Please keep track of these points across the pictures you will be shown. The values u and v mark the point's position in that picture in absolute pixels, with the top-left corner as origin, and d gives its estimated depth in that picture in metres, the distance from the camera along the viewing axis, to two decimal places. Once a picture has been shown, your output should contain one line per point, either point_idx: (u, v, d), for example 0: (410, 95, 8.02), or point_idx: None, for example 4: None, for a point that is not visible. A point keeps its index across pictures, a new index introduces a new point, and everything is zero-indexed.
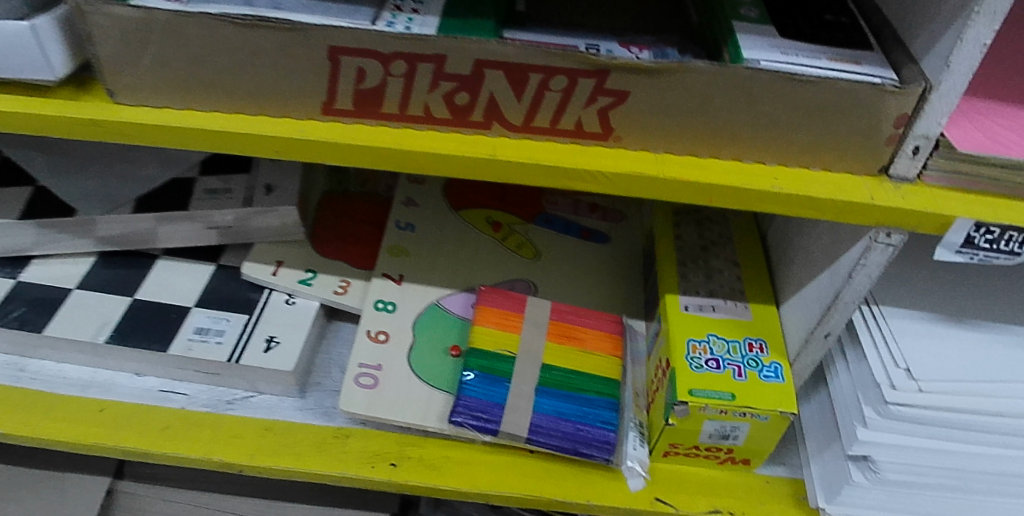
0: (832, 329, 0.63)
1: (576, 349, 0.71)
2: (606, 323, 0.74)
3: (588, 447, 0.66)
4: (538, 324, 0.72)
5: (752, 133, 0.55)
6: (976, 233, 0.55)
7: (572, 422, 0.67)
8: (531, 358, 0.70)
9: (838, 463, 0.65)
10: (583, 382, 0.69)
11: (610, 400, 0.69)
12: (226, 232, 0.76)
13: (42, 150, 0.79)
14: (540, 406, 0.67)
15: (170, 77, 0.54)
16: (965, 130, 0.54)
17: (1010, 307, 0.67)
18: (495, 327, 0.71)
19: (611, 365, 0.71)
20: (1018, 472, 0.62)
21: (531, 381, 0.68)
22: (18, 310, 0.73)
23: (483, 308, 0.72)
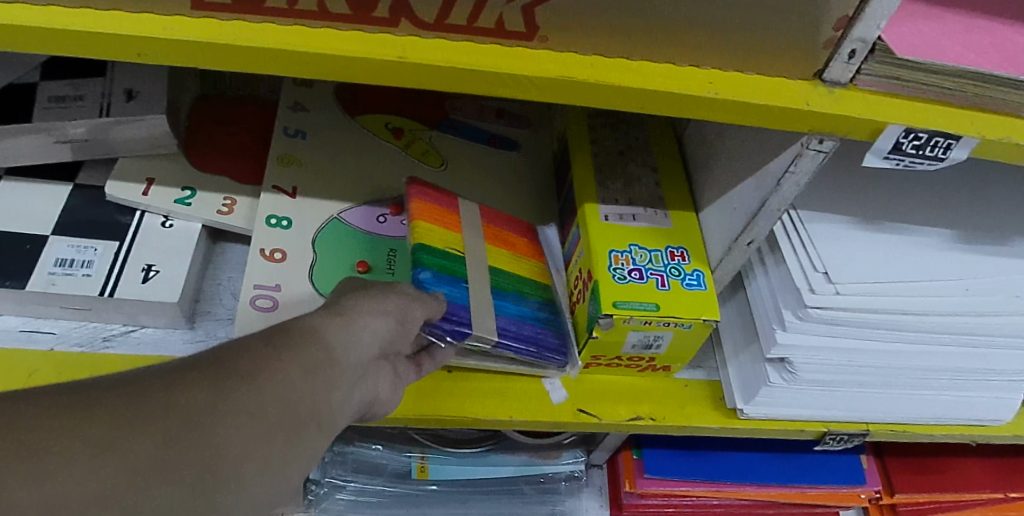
0: (756, 236, 0.61)
1: (512, 254, 0.68)
2: (524, 231, 0.71)
3: (550, 352, 0.64)
4: (475, 226, 0.67)
5: (692, 33, 0.49)
6: (903, 139, 0.54)
7: (532, 325, 0.64)
8: (479, 259, 0.65)
9: (755, 364, 0.67)
10: (527, 285, 0.66)
11: (551, 304, 0.67)
12: (85, 147, 0.65)
13: None
14: (500, 310, 0.63)
15: None
16: (903, 35, 0.52)
17: (916, 207, 0.69)
18: (437, 225, 0.65)
19: (540, 269, 0.69)
20: (913, 363, 0.66)
21: (485, 283, 0.63)
22: None
23: (423, 204, 0.65)
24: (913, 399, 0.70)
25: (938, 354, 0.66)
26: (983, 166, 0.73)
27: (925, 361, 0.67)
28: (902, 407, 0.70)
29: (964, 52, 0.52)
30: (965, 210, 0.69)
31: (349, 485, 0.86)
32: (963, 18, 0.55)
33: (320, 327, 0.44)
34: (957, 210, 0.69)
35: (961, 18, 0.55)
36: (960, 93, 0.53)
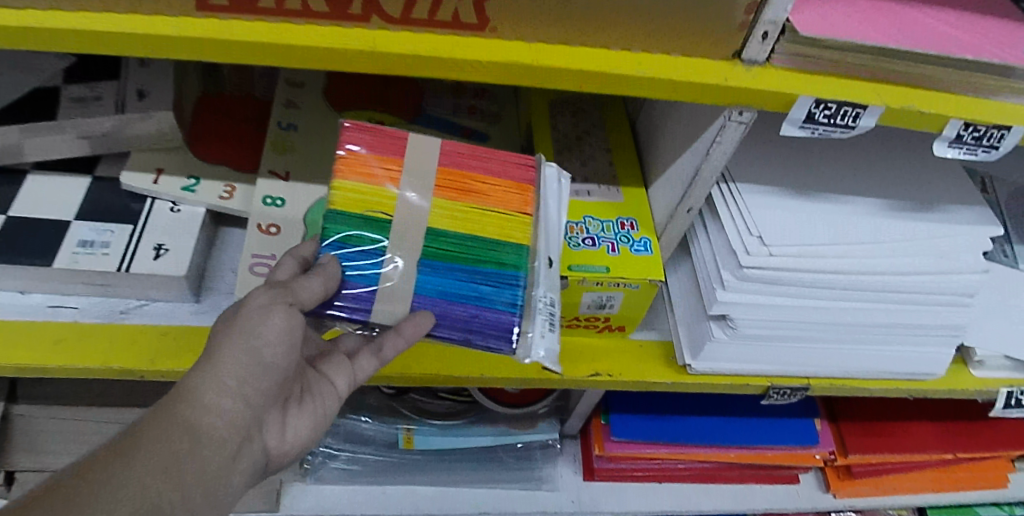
0: (694, 204, 0.69)
1: (473, 206, 0.60)
2: (515, 169, 0.61)
3: (494, 339, 0.57)
4: (425, 175, 0.59)
5: (621, 20, 0.57)
6: (815, 109, 0.61)
7: (466, 306, 0.57)
8: (416, 220, 0.58)
9: (701, 324, 0.75)
10: (480, 246, 0.59)
11: (514, 277, 0.58)
12: (101, 142, 0.73)
13: None
14: (423, 289, 0.58)
15: None
16: (809, 16, 0.57)
17: (852, 180, 0.75)
18: (357, 180, 0.58)
19: (510, 222, 0.60)
20: (849, 320, 0.73)
21: (413, 255, 0.58)
22: None
23: (349, 153, 0.59)
24: (850, 354, 0.77)
25: (874, 312, 0.73)
26: (912, 138, 0.80)
27: (860, 318, 0.73)
28: (840, 361, 0.77)
29: (871, 30, 0.58)
30: (899, 182, 0.75)
31: (341, 454, 0.94)
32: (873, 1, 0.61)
33: (181, 405, 0.48)
34: (892, 181, 0.75)
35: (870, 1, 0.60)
36: (866, 68, 0.61)
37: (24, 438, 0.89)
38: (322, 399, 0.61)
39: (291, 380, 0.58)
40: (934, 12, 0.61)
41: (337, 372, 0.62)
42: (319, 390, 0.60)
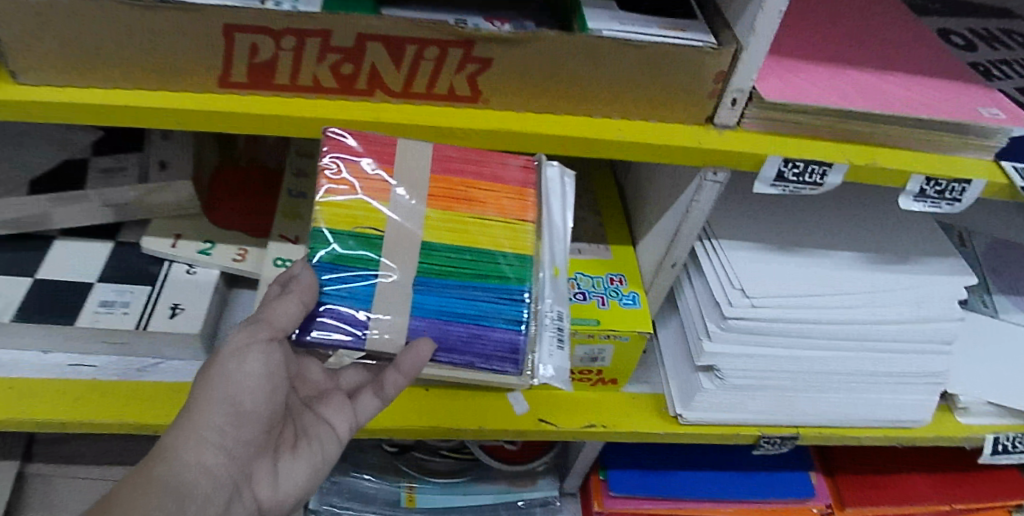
0: (677, 258, 0.73)
1: (470, 215, 0.64)
2: (513, 173, 0.66)
3: (498, 362, 0.61)
4: (416, 189, 0.63)
5: (603, 91, 0.63)
6: (785, 168, 0.66)
7: (466, 326, 0.61)
8: (408, 234, 0.62)
9: (691, 375, 0.78)
10: (480, 257, 0.63)
11: (519, 291, 0.63)
12: (122, 210, 0.77)
13: None
14: (422, 308, 0.61)
15: (71, 59, 0.57)
16: (772, 83, 0.63)
17: (831, 235, 0.79)
18: (346, 194, 0.62)
19: (507, 231, 0.64)
20: (830, 368, 0.77)
21: (406, 271, 0.61)
22: None
23: (337, 168, 0.61)
24: (837, 403, 0.80)
25: (855, 360, 0.77)
26: (884, 193, 0.85)
27: (843, 367, 0.76)
28: (827, 409, 0.80)
29: (831, 95, 0.63)
30: (877, 235, 0.79)
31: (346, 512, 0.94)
32: (831, 69, 0.66)
33: (161, 463, 0.53)
34: (870, 235, 0.79)
35: (829, 69, 0.66)
36: (829, 129, 0.66)
37: (36, 498, 0.93)
38: (317, 441, 0.64)
39: (281, 426, 0.62)
40: (891, 77, 0.66)
41: (334, 414, 0.65)
42: (313, 436, 0.64)
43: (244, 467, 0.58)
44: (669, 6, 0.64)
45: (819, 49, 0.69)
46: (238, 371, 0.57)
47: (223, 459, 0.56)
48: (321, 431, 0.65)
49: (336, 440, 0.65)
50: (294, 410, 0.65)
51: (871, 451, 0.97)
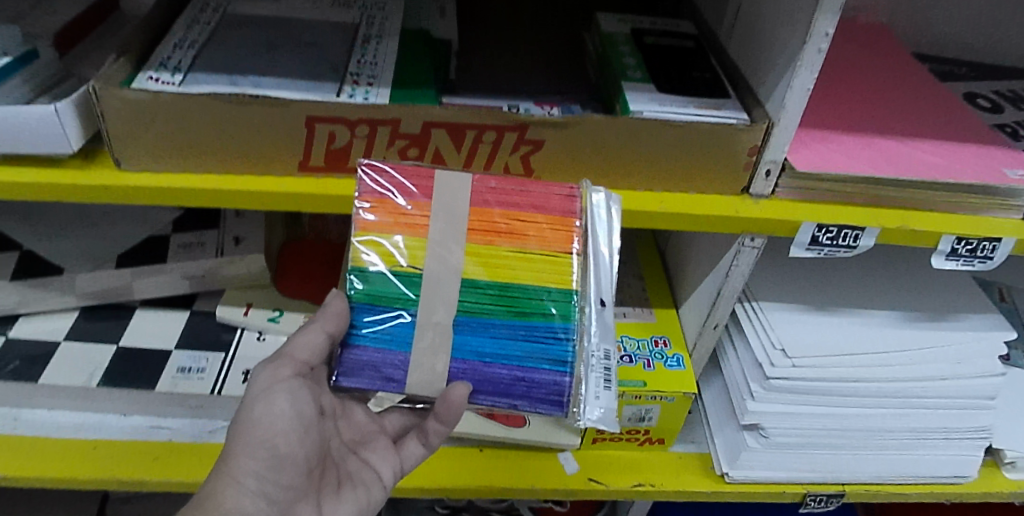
0: (719, 320, 0.77)
1: (511, 247, 0.64)
2: (557, 200, 0.64)
3: (543, 402, 0.64)
4: (455, 224, 0.63)
5: (646, 167, 0.67)
6: (819, 233, 0.70)
7: (510, 369, 0.64)
8: (448, 269, 0.63)
9: (736, 433, 0.81)
10: (522, 293, 0.64)
11: (562, 329, 0.65)
12: (201, 281, 0.84)
13: (25, 219, 0.85)
14: (466, 349, 0.64)
15: (170, 147, 0.63)
16: (804, 154, 0.68)
17: (868, 294, 0.82)
18: (382, 229, 0.63)
19: (549, 266, 0.64)
20: (872, 425, 0.79)
21: (445, 310, 0.63)
22: (11, 364, 0.78)
23: (376, 201, 0.63)
24: (880, 459, 0.81)
25: (896, 416, 0.79)
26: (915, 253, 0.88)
27: (884, 423, 0.79)
28: (871, 466, 0.81)
29: (861, 163, 0.67)
30: (911, 293, 0.83)
31: None
32: (859, 138, 0.70)
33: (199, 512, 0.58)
34: (905, 293, 0.82)
35: (857, 138, 0.70)
36: (861, 195, 0.70)
37: None
38: (361, 485, 0.70)
39: (322, 471, 0.68)
40: (918, 143, 0.71)
41: (379, 460, 0.71)
42: (355, 480, 0.70)
43: (287, 508, 0.63)
44: (702, 88, 0.70)
45: (849, 120, 0.73)
46: (267, 415, 0.62)
47: (264, 503, 0.61)
48: (365, 476, 0.71)
49: (381, 484, 0.71)
50: (338, 455, 0.70)
51: (909, 505, 1.01)
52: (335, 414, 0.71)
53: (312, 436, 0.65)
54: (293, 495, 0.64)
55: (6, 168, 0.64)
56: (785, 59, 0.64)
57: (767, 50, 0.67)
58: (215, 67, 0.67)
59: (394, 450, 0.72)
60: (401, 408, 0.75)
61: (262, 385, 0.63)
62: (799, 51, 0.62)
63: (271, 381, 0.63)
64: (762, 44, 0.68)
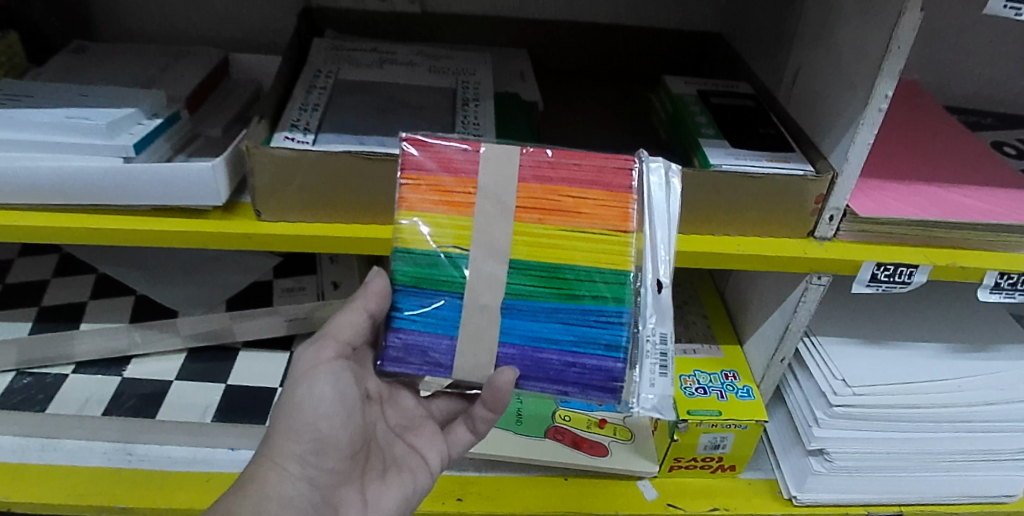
0: (785, 354, 0.84)
1: (561, 226, 0.64)
2: (608, 174, 0.64)
3: (594, 389, 0.66)
4: (502, 202, 0.63)
5: (725, 214, 0.75)
6: (877, 270, 0.77)
7: (559, 356, 0.66)
8: (498, 249, 0.64)
9: (802, 459, 0.87)
10: (573, 273, 0.65)
11: (614, 311, 0.65)
12: (301, 324, 0.90)
13: (140, 266, 0.93)
14: (513, 334, 0.66)
15: (308, 200, 0.70)
16: (865, 199, 0.76)
17: (915, 330, 0.89)
18: (426, 207, 0.63)
19: (599, 246, 0.65)
20: (929, 448, 0.84)
21: (493, 293, 0.65)
22: (130, 401, 0.85)
23: (420, 177, 0.63)
24: (936, 481, 0.86)
25: (950, 440, 0.84)
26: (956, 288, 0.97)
27: (939, 447, 0.84)
28: (928, 488, 0.86)
29: (914, 208, 0.75)
30: (954, 327, 0.90)
31: None
32: (911, 186, 0.78)
33: (244, 499, 0.62)
34: (949, 329, 0.90)
35: (908, 186, 0.78)
36: (913, 237, 0.76)
37: None
38: (407, 470, 0.73)
39: (369, 456, 0.70)
40: (962, 188, 0.78)
41: (423, 445, 0.74)
42: (400, 466, 0.73)
43: (331, 492, 0.66)
44: (769, 142, 0.77)
45: (901, 170, 0.81)
46: (310, 398, 0.65)
47: (308, 485, 0.64)
48: (412, 461, 0.73)
49: (426, 469, 0.74)
50: (384, 441, 0.73)
51: None
52: (381, 400, 0.74)
53: (356, 421, 0.67)
54: (337, 479, 0.67)
55: (154, 219, 0.71)
56: (848, 116, 0.71)
57: (827, 110, 0.75)
58: (339, 127, 0.75)
59: (440, 434, 0.76)
60: (447, 393, 0.78)
61: (306, 369, 0.65)
62: (862, 111, 0.68)
63: (314, 364, 0.66)
64: (821, 105, 0.76)
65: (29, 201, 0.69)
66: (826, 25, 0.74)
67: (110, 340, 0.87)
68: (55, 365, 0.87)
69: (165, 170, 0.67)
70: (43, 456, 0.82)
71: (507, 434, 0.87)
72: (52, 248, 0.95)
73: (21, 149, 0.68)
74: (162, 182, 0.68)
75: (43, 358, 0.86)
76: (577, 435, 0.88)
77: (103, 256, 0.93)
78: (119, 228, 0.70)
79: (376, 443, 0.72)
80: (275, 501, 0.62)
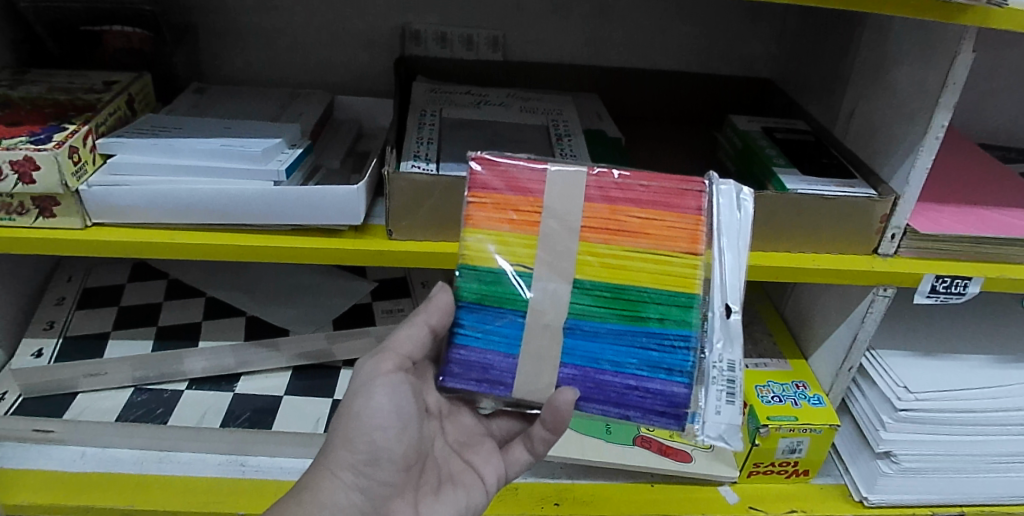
0: (853, 363, 0.91)
1: (626, 247, 0.62)
2: (678, 196, 0.63)
3: (657, 414, 0.64)
4: (568, 221, 0.62)
5: (801, 234, 0.83)
6: (937, 283, 0.85)
7: (622, 379, 0.64)
8: (563, 270, 0.63)
9: (870, 462, 0.94)
10: (637, 295, 0.63)
11: (681, 334, 0.63)
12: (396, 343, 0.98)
13: (248, 292, 1.02)
14: (572, 356, 0.64)
15: (436, 220, 0.78)
16: (922, 219, 0.85)
17: (966, 342, 0.97)
18: (491, 226, 0.63)
19: (666, 268, 0.63)
20: (986, 450, 0.91)
21: (556, 312, 0.64)
22: (244, 414, 0.90)
23: (485, 195, 0.63)
24: (994, 481, 0.93)
25: (1005, 442, 0.91)
26: (1000, 304, 1.06)
27: (995, 449, 0.91)
28: (987, 488, 0.93)
29: (964, 226, 0.84)
30: (1000, 340, 0.98)
31: None
32: (958, 208, 0.88)
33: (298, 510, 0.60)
34: (996, 341, 0.97)
35: (956, 209, 0.88)
36: (963, 252, 0.85)
37: None
38: (462, 487, 0.69)
39: (423, 471, 0.68)
40: (1004, 210, 0.88)
41: (484, 463, 0.71)
42: (456, 484, 0.69)
43: (383, 506, 0.64)
44: (834, 170, 0.86)
45: (947, 195, 0.91)
46: (366, 409, 0.63)
47: (359, 497, 0.63)
48: (468, 478, 0.70)
49: (482, 488, 0.70)
50: (441, 456, 0.70)
51: None
52: (441, 414, 0.71)
53: (412, 435, 0.65)
54: (390, 491, 0.64)
55: (294, 238, 0.78)
56: (908, 144, 0.79)
57: (886, 141, 0.83)
58: (456, 158, 0.82)
59: (498, 453, 0.72)
60: (509, 413, 0.73)
61: (364, 380, 0.63)
62: (921, 139, 0.77)
63: (373, 375, 0.64)
64: (879, 136, 0.85)
65: (185, 221, 0.76)
66: (882, 67, 0.84)
67: (224, 357, 0.93)
68: (170, 381, 0.93)
69: (311, 192, 0.74)
70: (162, 467, 0.87)
71: (599, 442, 0.93)
72: (159, 274, 1.06)
73: (176, 173, 0.75)
74: (306, 203, 0.75)
75: (159, 374, 0.92)
76: (663, 443, 0.93)
77: (213, 283, 1.03)
78: (266, 246, 0.76)
79: (432, 458, 0.69)
80: (327, 511, 0.61)
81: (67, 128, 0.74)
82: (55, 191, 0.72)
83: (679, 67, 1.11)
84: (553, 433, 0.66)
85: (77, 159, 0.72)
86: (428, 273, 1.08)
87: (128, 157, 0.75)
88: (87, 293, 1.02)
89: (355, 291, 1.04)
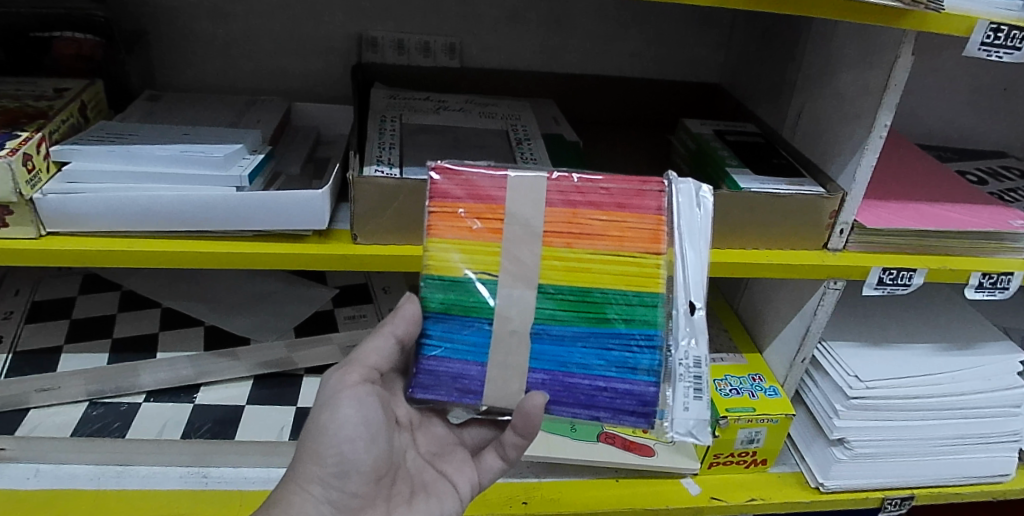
0: (806, 355, 0.95)
1: (590, 251, 0.64)
2: (640, 196, 0.64)
3: (627, 414, 0.66)
4: (531, 226, 0.64)
5: (755, 232, 0.86)
6: (884, 275, 0.89)
7: (590, 382, 0.66)
8: (528, 276, 0.64)
9: (825, 451, 0.97)
10: (601, 296, 0.65)
11: (646, 334, 0.65)
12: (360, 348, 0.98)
13: (207, 301, 1.01)
14: (541, 361, 0.66)
15: (402, 223, 0.78)
16: (869, 215, 0.89)
17: (911, 332, 1.02)
18: (455, 234, 0.64)
19: (630, 268, 0.64)
20: (933, 434, 0.95)
21: (522, 317, 0.65)
22: (206, 425, 0.89)
23: (447, 204, 0.64)
24: (941, 464, 0.98)
25: (952, 426, 0.96)
26: (938, 295, 1.11)
27: (942, 432, 0.95)
28: (934, 472, 0.98)
29: (906, 219, 0.89)
30: (942, 329, 1.03)
31: None
32: (898, 204, 0.93)
33: None
34: (939, 331, 1.02)
35: (897, 204, 0.93)
36: (907, 246, 0.89)
37: None
38: (435, 496, 0.69)
39: (396, 482, 0.68)
40: (940, 205, 0.94)
41: (457, 472, 0.71)
42: (429, 494, 0.69)
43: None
44: (785, 170, 0.90)
45: (889, 191, 0.96)
46: (333, 421, 0.63)
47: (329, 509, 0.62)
48: (440, 487, 0.70)
49: (455, 497, 0.70)
50: (414, 467, 0.70)
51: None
52: (412, 426, 0.71)
53: (381, 445, 0.65)
54: (361, 503, 0.64)
55: (259, 243, 0.77)
56: (853, 144, 0.83)
57: (831, 142, 0.88)
58: (419, 162, 0.83)
59: (470, 462, 0.72)
60: (480, 420, 0.73)
61: (330, 393, 0.63)
62: (865, 139, 0.81)
63: (339, 388, 0.64)
64: (826, 137, 0.89)
65: (144, 228, 0.75)
66: (828, 70, 0.88)
67: (182, 368, 0.92)
68: (126, 395, 0.91)
69: (274, 198, 0.74)
70: (121, 481, 0.84)
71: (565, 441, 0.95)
72: (113, 286, 1.03)
73: (135, 180, 0.74)
74: (270, 209, 0.75)
75: (116, 388, 0.90)
76: (627, 439, 0.96)
77: (170, 293, 1.01)
78: (229, 252, 0.76)
79: (404, 468, 0.69)
80: None
81: (19, 136, 0.72)
82: (8, 199, 0.70)
83: (632, 72, 1.15)
84: (524, 437, 0.67)
85: (32, 167, 0.71)
86: (390, 279, 1.09)
87: (84, 164, 0.74)
88: (36, 306, 0.99)
89: (318, 298, 1.04)
